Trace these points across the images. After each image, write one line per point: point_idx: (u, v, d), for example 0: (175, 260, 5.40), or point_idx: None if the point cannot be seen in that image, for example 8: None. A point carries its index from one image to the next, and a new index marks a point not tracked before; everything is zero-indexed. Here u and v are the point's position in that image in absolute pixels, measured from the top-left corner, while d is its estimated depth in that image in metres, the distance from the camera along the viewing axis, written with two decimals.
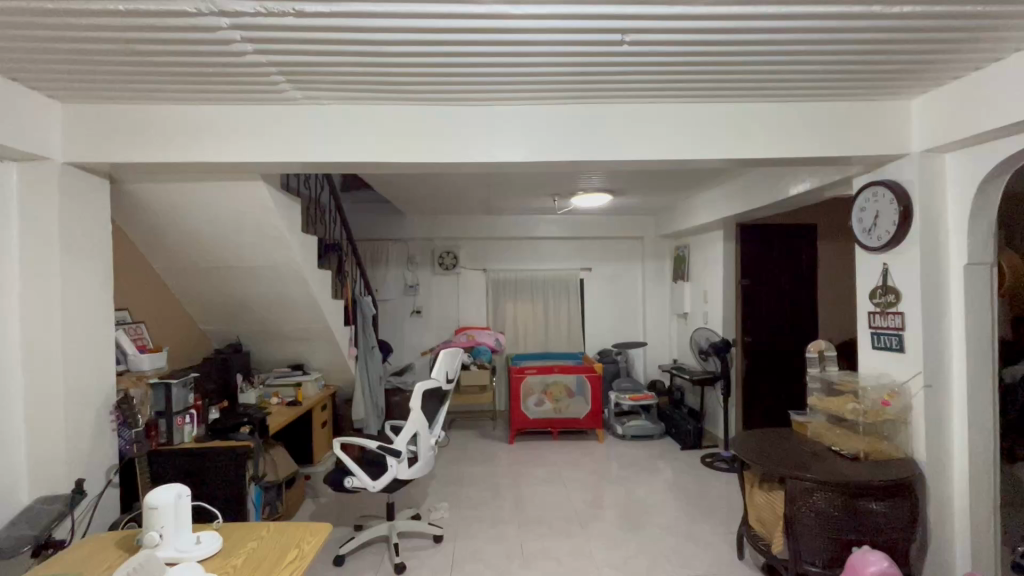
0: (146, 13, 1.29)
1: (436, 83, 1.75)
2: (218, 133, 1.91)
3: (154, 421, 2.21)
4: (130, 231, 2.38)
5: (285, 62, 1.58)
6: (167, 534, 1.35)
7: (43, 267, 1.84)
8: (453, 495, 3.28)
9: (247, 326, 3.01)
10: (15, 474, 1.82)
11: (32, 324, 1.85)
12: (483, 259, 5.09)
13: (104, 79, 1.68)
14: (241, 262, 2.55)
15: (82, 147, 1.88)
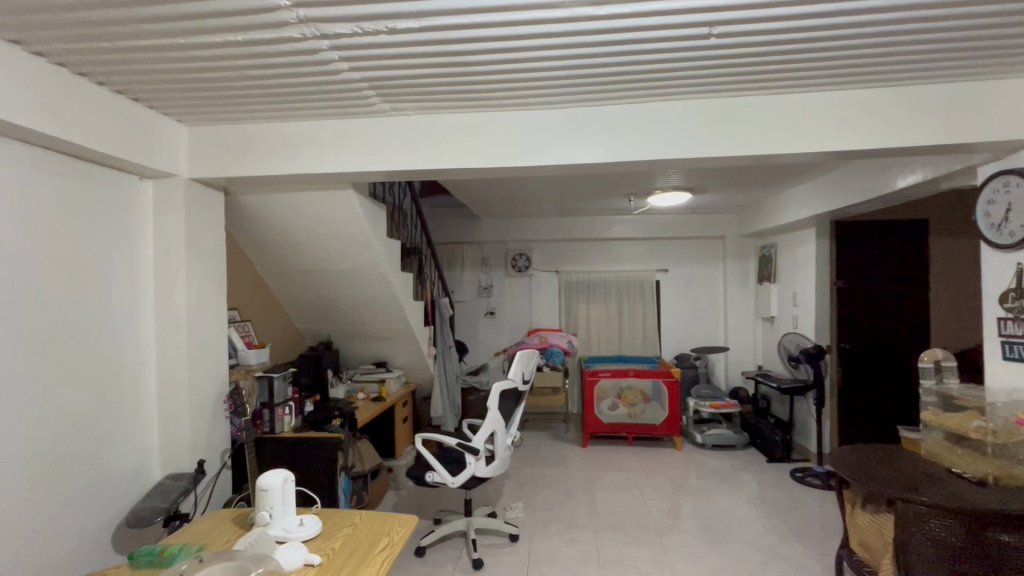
0: (260, 42, 1.43)
1: (517, 88, 1.77)
2: (315, 146, 2.06)
3: (259, 411, 2.43)
4: (240, 238, 2.63)
5: (376, 78, 1.68)
6: (276, 514, 1.47)
7: (172, 271, 2.09)
8: (527, 495, 3.31)
9: (337, 325, 3.22)
10: (150, 452, 2.07)
11: (164, 321, 2.11)
12: (556, 261, 5.08)
13: (222, 103, 1.88)
14: (333, 266, 2.73)
15: (203, 165, 2.12)
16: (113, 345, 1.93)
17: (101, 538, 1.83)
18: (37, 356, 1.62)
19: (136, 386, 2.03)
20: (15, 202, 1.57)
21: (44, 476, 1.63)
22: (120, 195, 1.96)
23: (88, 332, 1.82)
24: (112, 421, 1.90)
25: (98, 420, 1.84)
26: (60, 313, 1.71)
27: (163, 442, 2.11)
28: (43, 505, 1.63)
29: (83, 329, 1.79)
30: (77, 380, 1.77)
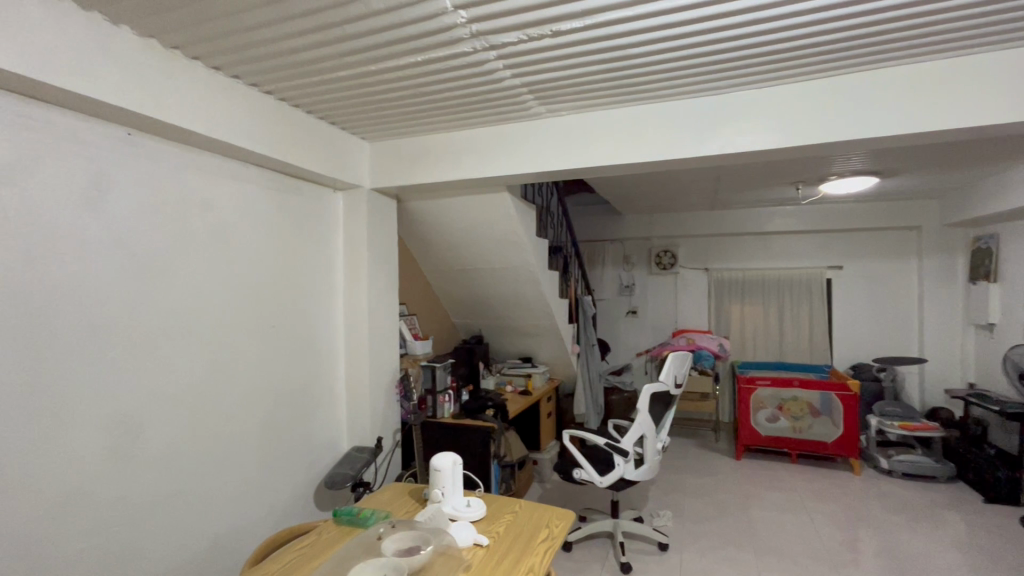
0: (435, 60, 1.56)
1: (677, 76, 1.69)
2: (476, 152, 2.20)
3: (424, 396, 2.67)
4: (408, 240, 2.92)
5: (535, 81, 1.73)
6: (447, 493, 1.59)
7: (357, 270, 2.40)
8: (675, 504, 3.15)
9: (487, 320, 3.41)
10: (339, 426, 2.41)
11: (350, 313, 2.43)
12: (705, 258, 4.75)
13: (398, 119, 2.10)
14: (486, 264, 2.90)
15: (381, 176, 2.39)
16: (315, 332, 2.27)
17: (305, 495, 2.18)
18: (263, 340, 1.99)
19: (330, 369, 2.37)
20: (250, 214, 1.94)
21: (267, 438, 2.00)
22: (320, 205, 2.31)
23: (297, 321, 2.17)
24: (313, 397, 2.25)
25: (302, 395, 2.19)
26: (278, 305, 2.07)
27: (349, 418, 2.43)
28: (266, 463, 1.99)
29: (294, 319, 2.15)
30: (289, 361, 2.12)
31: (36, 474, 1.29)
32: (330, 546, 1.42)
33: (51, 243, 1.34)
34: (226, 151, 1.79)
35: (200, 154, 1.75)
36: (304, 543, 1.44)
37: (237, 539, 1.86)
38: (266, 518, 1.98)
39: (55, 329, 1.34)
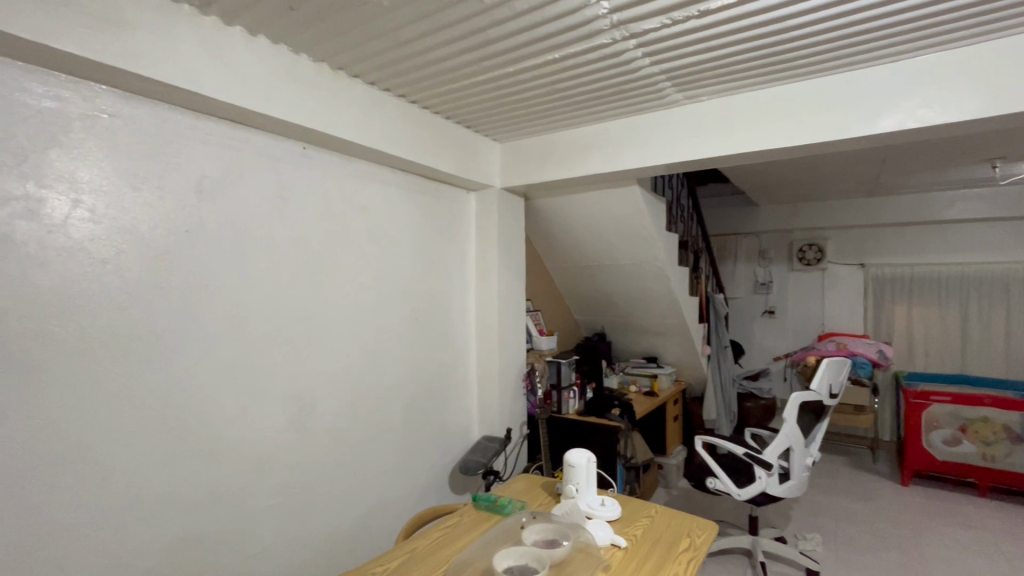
0: (572, 55, 1.56)
1: (844, 45, 1.49)
2: (605, 147, 2.16)
3: (549, 392, 2.70)
4: (534, 237, 2.97)
5: (675, 67, 1.64)
6: (581, 490, 1.58)
7: (488, 267, 2.50)
8: (824, 528, 2.81)
9: (611, 318, 3.34)
10: (470, 415, 2.53)
11: (481, 308, 2.54)
12: (860, 252, 4.16)
13: (529, 118, 2.14)
14: (612, 260, 2.84)
15: (511, 175, 2.46)
16: (451, 325, 2.41)
17: (440, 478, 2.32)
18: (407, 331, 2.16)
19: (464, 360, 2.50)
20: (398, 216, 2.11)
21: (409, 422, 2.16)
22: (456, 205, 2.44)
23: (436, 315, 2.32)
24: (448, 387, 2.39)
25: (439, 383, 2.34)
26: (420, 299, 2.23)
27: (479, 409, 2.54)
28: (408, 445, 2.16)
29: (433, 312, 2.30)
30: (429, 351, 2.28)
31: (235, 439, 1.54)
32: (472, 528, 1.50)
33: (249, 243, 1.58)
34: (378, 159, 1.97)
35: (357, 163, 1.95)
36: (449, 524, 1.54)
37: (384, 512, 2.04)
38: (408, 496, 2.15)
39: (250, 316, 1.58)
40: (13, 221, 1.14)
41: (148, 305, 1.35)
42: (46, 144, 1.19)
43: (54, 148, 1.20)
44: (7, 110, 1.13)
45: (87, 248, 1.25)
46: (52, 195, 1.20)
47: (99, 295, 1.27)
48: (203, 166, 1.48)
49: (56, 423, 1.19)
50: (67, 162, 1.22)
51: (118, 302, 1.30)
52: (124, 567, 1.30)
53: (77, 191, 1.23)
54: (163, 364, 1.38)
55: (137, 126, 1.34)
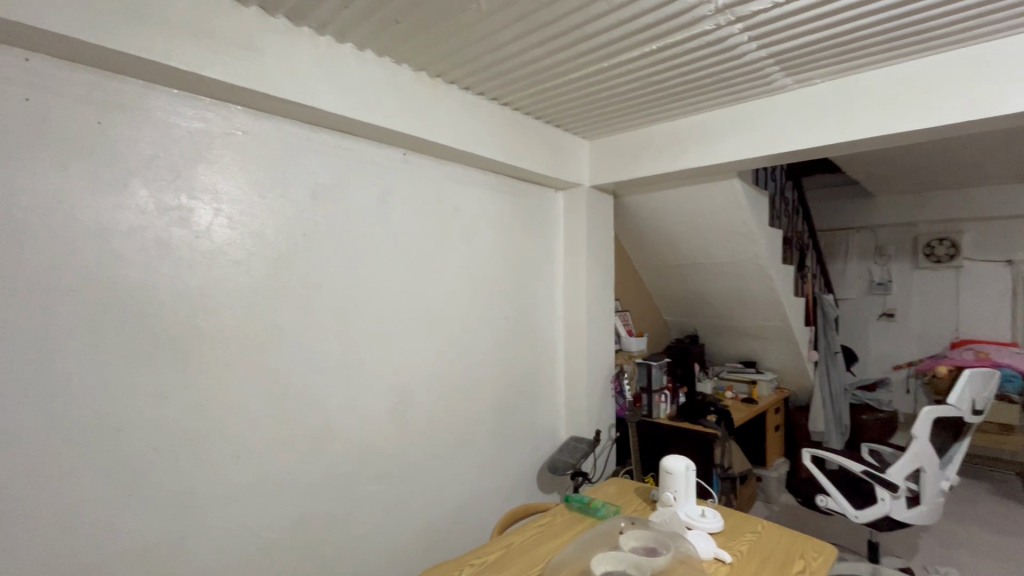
0: (670, 45, 1.50)
1: (999, 7, 1.29)
2: (702, 140, 2.06)
3: (639, 394, 2.66)
4: (622, 235, 2.91)
5: (785, 50, 1.52)
6: (679, 498, 1.52)
7: (576, 266, 2.48)
8: (962, 562, 2.47)
9: (704, 319, 3.18)
10: (558, 415, 2.53)
11: (569, 307, 2.52)
12: (1007, 246, 3.58)
13: (621, 113, 2.09)
14: (707, 259, 2.70)
15: (601, 172, 2.42)
16: (540, 325, 2.42)
17: (529, 476, 2.35)
18: (498, 330, 2.20)
19: (551, 359, 2.50)
20: (489, 217, 2.16)
21: (499, 419, 2.20)
22: (544, 205, 2.45)
23: (525, 314, 2.34)
24: (537, 385, 2.41)
25: (528, 382, 2.36)
26: (510, 298, 2.26)
27: (567, 409, 2.53)
28: (498, 441, 2.20)
29: (523, 311, 2.33)
30: (518, 350, 2.31)
31: (344, 427, 1.66)
32: (566, 529, 1.49)
33: (356, 244, 1.70)
34: (471, 161, 2.02)
35: (453, 166, 2.02)
36: (543, 522, 1.55)
37: (476, 506, 2.10)
38: (499, 492, 2.19)
39: (358, 313, 1.70)
40: (169, 229, 1.31)
41: (273, 302, 1.50)
42: (193, 160, 1.35)
43: (201, 163, 1.36)
44: (165, 131, 1.31)
45: (225, 251, 1.41)
46: (197, 205, 1.36)
47: (234, 293, 1.42)
48: (317, 174, 1.60)
49: (201, 405, 1.36)
50: (209, 174, 1.38)
51: (249, 299, 1.45)
52: (252, 537, 1.45)
53: (218, 201, 1.39)
54: (285, 356, 1.52)
55: (265, 140, 1.49)
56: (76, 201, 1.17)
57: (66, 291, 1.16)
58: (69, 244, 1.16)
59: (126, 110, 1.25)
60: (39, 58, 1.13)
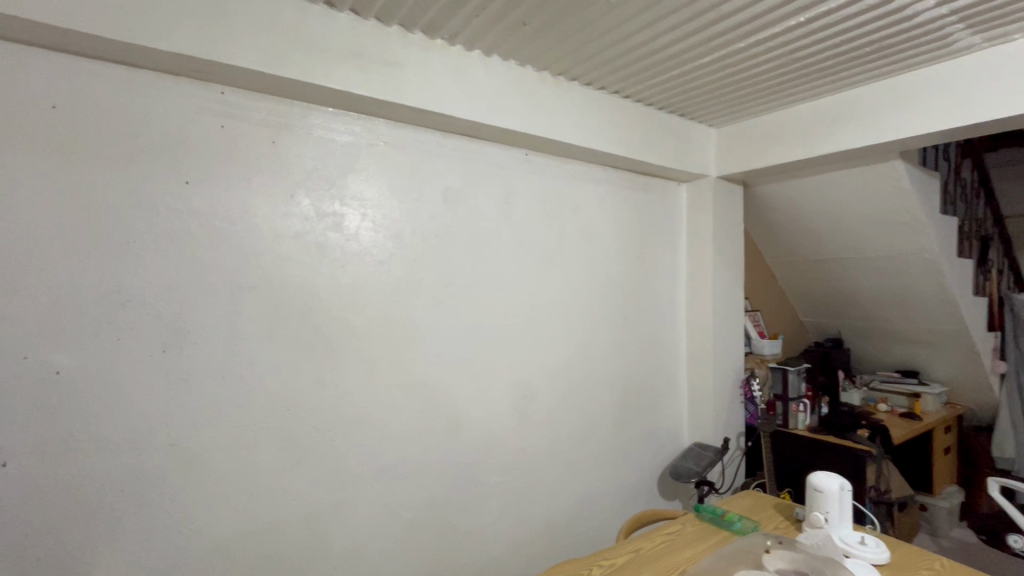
0: (823, 14, 1.34)
1: None
2: (856, 117, 1.82)
3: (772, 402, 2.39)
4: (753, 229, 2.68)
5: (975, 3, 1.28)
6: (833, 520, 1.36)
7: (702, 261, 2.34)
8: None
9: (852, 320, 2.81)
10: (681, 419, 2.40)
11: (693, 305, 2.38)
12: None
13: (755, 96, 1.92)
14: (858, 252, 2.39)
15: (730, 161, 2.25)
16: (661, 324, 2.32)
17: (649, 481, 2.26)
18: (617, 328, 2.15)
19: (674, 360, 2.38)
20: (609, 213, 2.12)
21: (619, 420, 2.16)
22: (667, 198, 2.34)
23: (646, 313, 2.26)
24: (658, 387, 2.31)
25: (649, 383, 2.27)
26: (630, 296, 2.20)
27: (691, 413, 2.40)
28: (618, 442, 2.15)
29: (643, 310, 2.25)
30: (638, 349, 2.23)
31: (472, 419, 1.74)
32: (699, 539, 1.42)
33: (481, 244, 1.76)
34: (591, 157, 1.99)
35: (573, 163, 2.01)
36: (673, 530, 1.48)
37: (596, 506, 2.07)
38: (618, 494, 2.15)
39: (483, 310, 1.77)
40: (325, 233, 1.47)
41: (410, 299, 1.61)
42: (344, 171, 1.50)
43: (350, 172, 1.51)
44: (323, 146, 1.47)
45: (370, 253, 1.54)
46: (348, 211, 1.51)
47: (378, 290, 1.56)
48: (447, 178, 1.69)
49: (351, 392, 1.51)
50: (358, 183, 1.52)
51: (390, 296, 1.58)
52: (393, 515, 1.58)
53: (364, 207, 1.53)
54: (420, 349, 1.63)
55: (402, 148, 1.60)
56: (256, 211, 1.37)
57: (250, 288, 1.36)
58: (252, 248, 1.36)
59: (293, 130, 1.42)
60: (230, 90, 1.33)
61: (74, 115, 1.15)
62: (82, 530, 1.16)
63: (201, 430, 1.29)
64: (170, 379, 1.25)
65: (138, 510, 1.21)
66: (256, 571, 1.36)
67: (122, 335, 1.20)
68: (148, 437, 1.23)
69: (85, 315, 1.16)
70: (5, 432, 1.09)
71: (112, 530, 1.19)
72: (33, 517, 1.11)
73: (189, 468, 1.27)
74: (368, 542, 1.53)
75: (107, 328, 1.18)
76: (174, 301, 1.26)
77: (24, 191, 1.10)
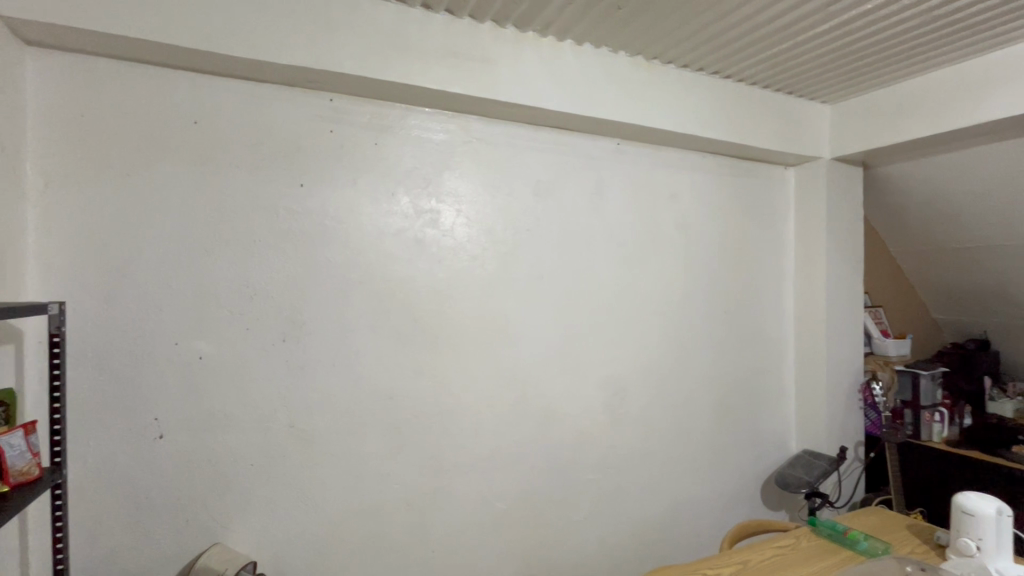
0: None
1: None
2: (1014, 80, 1.55)
3: (900, 409, 2.16)
4: (875, 215, 2.40)
5: None
6: (988, 548, 1.17)
7: (813, 253, 2.13)
8: None
9: (1002, 317, 2.42)
10: (788, 424, 2.21)
11: (802, 300, 2.18)
12: None
13: (882, 65, 1.71)
14: (1011, 238, 2.05)
15: (847, 140, 2.02)
16: (766, 320, 2.15)
17: (751, 488, 2.11)
18: (716, 325, 2.03)
19: (780, 360, 2.19)
20: (707, 202, 1.99)
21: (718, 422, 2.03)
22: (772, 184, 2.15)
23: (748, 309, 2.10)
24: (762, 388, 2.14)
25: (751, 384, 2.12)
26: (730, 290, 2.06)
27: (800, 418, 2.20)
28: (717, 445, 2.03)
29: (745, 305, 2.10)
30: (739, 347, 2.08)
31: (563, 414, 1.72)
32: (817, 556, 1.30)
33: (572, 238, 1.73)
34: (688, 144, 1.89)
35: (667, 151, 1.91)
36: (787, 544, 1.37)
37: (692, 512, 1.97)
38: (717, 500, 2.03)
39: (574, 305, 1.74)
40: (423, 230, 1.53)
41: (502, 293, 1.63)
42: (440, 169, 1.54)
43: (446, 170, 1.55)
44: (421, 146, 1.52)
45: (465, 248, 1.58)
46: (443, 207, 1.55)
47: (471, 285, 1.59)
48: (538, 172, 1.68)
49: (446, 384, 1.55)
50: (452, 180, 1.56)
51: (484, 291, 1.60)
52: (487, 505, 1.61)
53: (459, 203, 1.57)
54: (513, 343, 1.65)
55: (494, 143, 1.62)
56: (361, 210, 1.45)
57: (357, 283, 1.44)
58: (358, 245, 1.44)
59: (393, 132, 1.48)
60: (338, 97, 1.42)
61: (210, 128, 1.29)
62: (221, 498, 1.30)
63: (316, 413, 1.39)
64: (291, 367, 1.37)
65: (265, 484, 1.34)
66: (364, 548, 1.45)
67: (250, 324, 1.33)
68: (274, 418, 1.35)
69: (221, 307, 1.30)
70: (160, 408, 1.25)
71: (243, 499, 1.32)
72: (182, 483, 1.27)
73: (306, 448, 1.38)
74: (463, 530, 1.57)
75: (238, 319, 1.31)
76: (292, 295, 1.37)
77: (173, 197, 1.25)
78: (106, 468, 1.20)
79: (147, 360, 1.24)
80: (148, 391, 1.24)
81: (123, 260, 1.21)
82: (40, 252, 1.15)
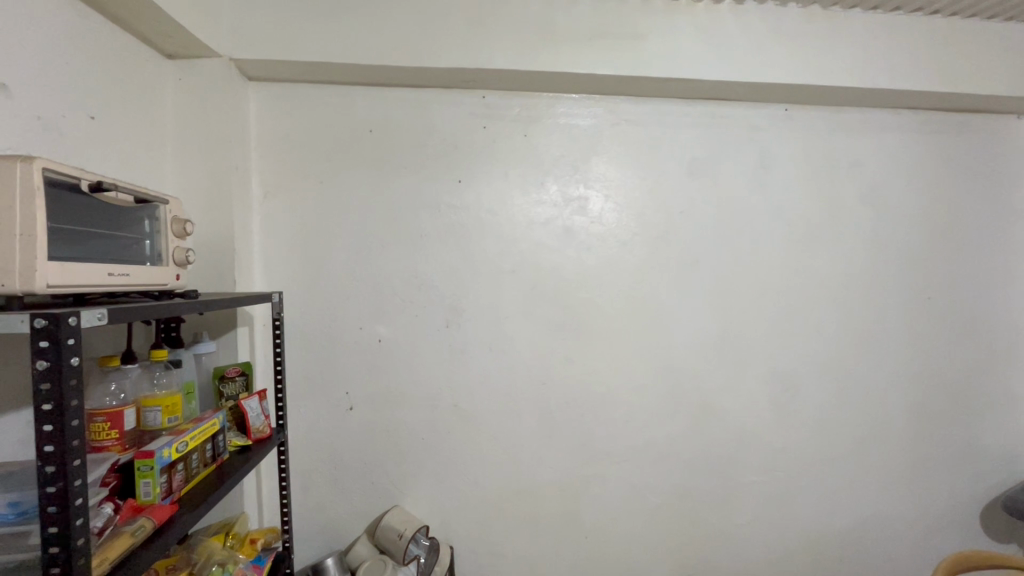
0: None
1: None
2: None
3: None
4: None
5: None
6: None
7: None
8: None
9: None
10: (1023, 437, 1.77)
11: None
12: None
13: None
14: None
15: None
16: (989, 309, 1.74)
17: (967, 511, 1.74)
18: (916, 313, 1.70)
19: (1012, 358, 1.76)
20: (904, 167, 1.67)
21: (918, 428, 1.71)
22: (998, 139, 1.73)
23: (962, 294, 1.72)
24: (982, 391, 1.75)
25: (967, 385, 1.74)
26: (937, 273, 1.70)
27: None
28: (918, 456, 1.71)
29: (959, 290, 1.72)
30: (949, 339, 1.72)
31: (723, 409, 1.60)
32: None
33: (732, 217, 1.59)
34: (879, 100, 1.60)
35: (850, 111, 1.65)
36: None
37: (883, 530, 1.70)
38: (916, 520, 1.71)
39: (735, 291, 1.60)
40: (572, 217, 1.52)
41: (654, 279, 1.56)
42: (588, 154, 1.52)
43: (594, 155, 1.53)
44: (568, 133, 1.51)
45: (614, 233, 1.54)
46: (592, 193, 1.53)
47: (621, 271, 1.55)
48: (692, 148, 1.57)
49: (597, 372, 1.54)
50: (600, 165, 1.53)
51: (634, 276, 1.55)
52: (640, 497, 1.57)
53: (608, 188, 1.54)
54: (666, 332, 1.57)
55: (643, 122, 1.55)
56: (512, 201, 1.49)
57: (509, 272, 1.50)
58: (510, 235, 1.49)
59: (541, 122, 1.50)
60: (489, 93, 1.48)
61: (383, 135, 1.44)
62: (398, 466, 1.46)
63: (476, 395, 1.49)
64: (453, 351, 1.48)
65: (433, 456, 1.47)
66: (520, 525, 1.51)
67: (418, 311, 1.46)
68: (440, 397, 1.47)
69: (394, 296, 1.45)
70: (350, 383, 1.44)
71: (416, 468, 1.46)
72: (368, 450, 1.45)
73: (467, 427, 1.48)
74: (616, 520, 1.56)
75: (409, 306, 1.45)
76: (453, 283, 1.47)
77: (355, 200, 1.43)
78: (312, 430, 1.43)
79: (339, 342, 1.43)
80: (341, 367, 1.43)
81: (320, 256, 1.42)
82: (263, 251, 1.40)
